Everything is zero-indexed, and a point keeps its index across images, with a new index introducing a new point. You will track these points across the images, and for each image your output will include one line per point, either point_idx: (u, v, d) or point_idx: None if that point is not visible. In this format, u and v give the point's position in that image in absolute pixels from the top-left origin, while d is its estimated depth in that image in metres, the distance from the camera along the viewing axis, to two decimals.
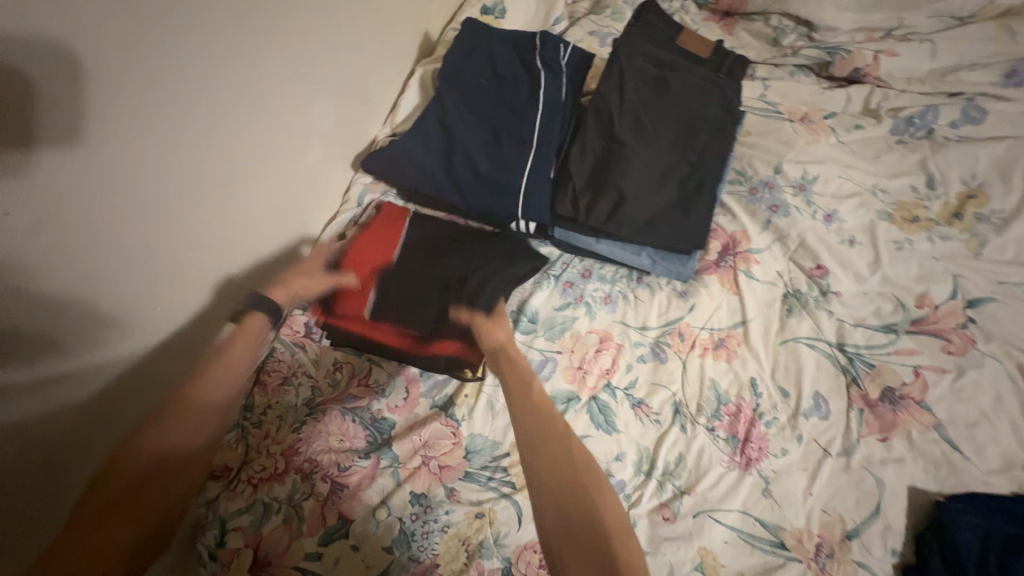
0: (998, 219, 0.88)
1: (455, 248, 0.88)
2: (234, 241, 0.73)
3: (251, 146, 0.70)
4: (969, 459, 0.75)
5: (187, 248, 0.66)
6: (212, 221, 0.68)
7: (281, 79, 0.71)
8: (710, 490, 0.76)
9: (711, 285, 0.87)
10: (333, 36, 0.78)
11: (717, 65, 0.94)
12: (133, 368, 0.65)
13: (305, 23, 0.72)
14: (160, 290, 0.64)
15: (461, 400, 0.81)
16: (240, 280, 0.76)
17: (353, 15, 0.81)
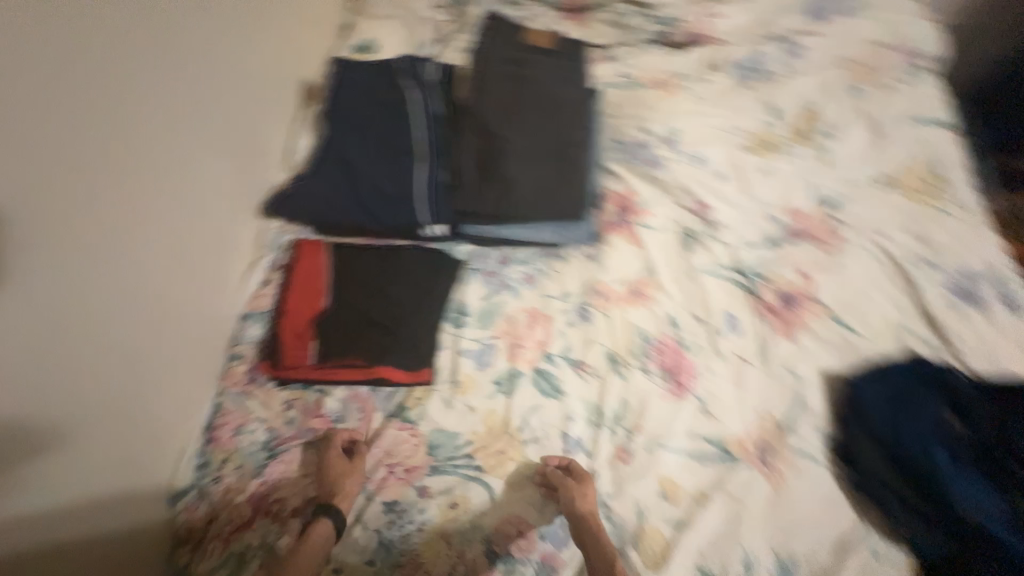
0: (834, 129, 1.03)
1: (379, 264, 0.91)
2: (145, 318, 0.71)
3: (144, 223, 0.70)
4: (859, 333, 0.86)
5: (98, 340, 0.64)
6: (120, 305, 0.67)
7: (168, 150, 0.73)
8: (656, 424, 0.82)
9: (615, 243, 0.96)
10: (211, 97, 0.82)
11: (569, 49, 1.04)
12: (63, 482, 0.60)
13: (181, 91, 0.75)
14: (78, 391, 0.62)
15: (414, 404, 0.84)
16: (162, 351, 0.75)
17: (224, 74, 0.85)
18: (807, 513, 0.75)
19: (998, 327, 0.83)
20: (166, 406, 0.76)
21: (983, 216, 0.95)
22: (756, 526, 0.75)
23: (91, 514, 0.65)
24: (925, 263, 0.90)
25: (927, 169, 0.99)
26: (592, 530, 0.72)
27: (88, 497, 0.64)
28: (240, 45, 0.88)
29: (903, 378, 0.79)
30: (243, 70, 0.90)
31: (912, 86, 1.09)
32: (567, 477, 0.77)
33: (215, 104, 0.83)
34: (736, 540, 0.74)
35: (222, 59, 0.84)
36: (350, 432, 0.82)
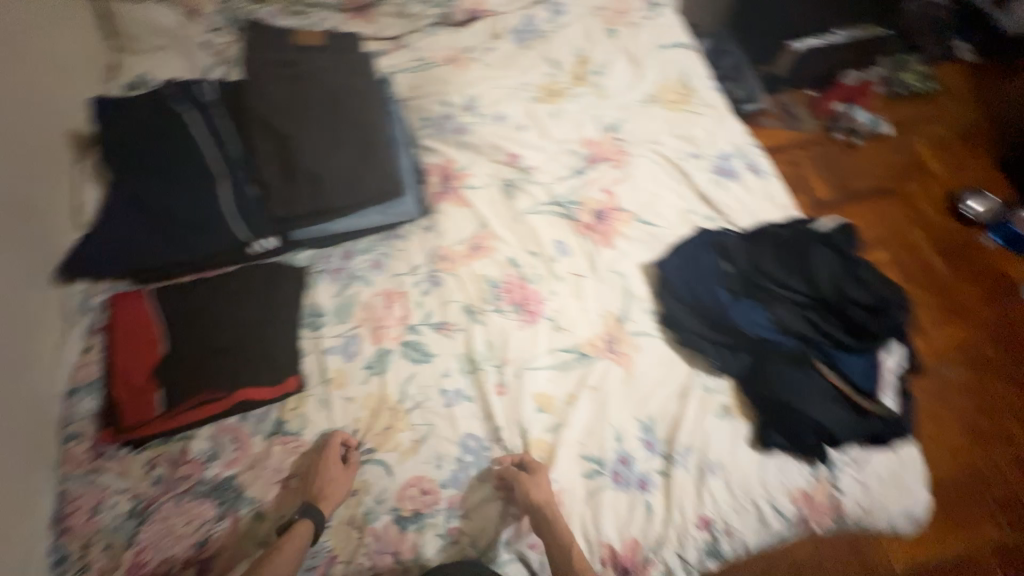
0: (603, 68, 1.22)
1: (213, 293, 0.89)
2: None
3: None
4: (658, 225, 1.04)
5: None
6: None
7: None
8: (519, 353, 0.91)
9: (448, 209, 1.04)
10: None
11: (341, 34, 1.03)
12: None
13: None
14: None
15: (291, 414, 0.84)
16: None
17: None
18: (654, 380, 0.89)
19: (749, 190, 1.07)
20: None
21: (726, 109, 1.18)
22: (619, 405, 0.87)
23: None
24: (693, 157, 1.10)
25: (680, 83, 1.21)
26: (550, 517, 0.75)
27: None
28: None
29: (693, 247, 0.95)
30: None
31: (656, 20, 1.31)
32: (522, 471, 0.79)
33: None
34: (607, 423, 0.85)
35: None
36: (347, 434, 0.83)
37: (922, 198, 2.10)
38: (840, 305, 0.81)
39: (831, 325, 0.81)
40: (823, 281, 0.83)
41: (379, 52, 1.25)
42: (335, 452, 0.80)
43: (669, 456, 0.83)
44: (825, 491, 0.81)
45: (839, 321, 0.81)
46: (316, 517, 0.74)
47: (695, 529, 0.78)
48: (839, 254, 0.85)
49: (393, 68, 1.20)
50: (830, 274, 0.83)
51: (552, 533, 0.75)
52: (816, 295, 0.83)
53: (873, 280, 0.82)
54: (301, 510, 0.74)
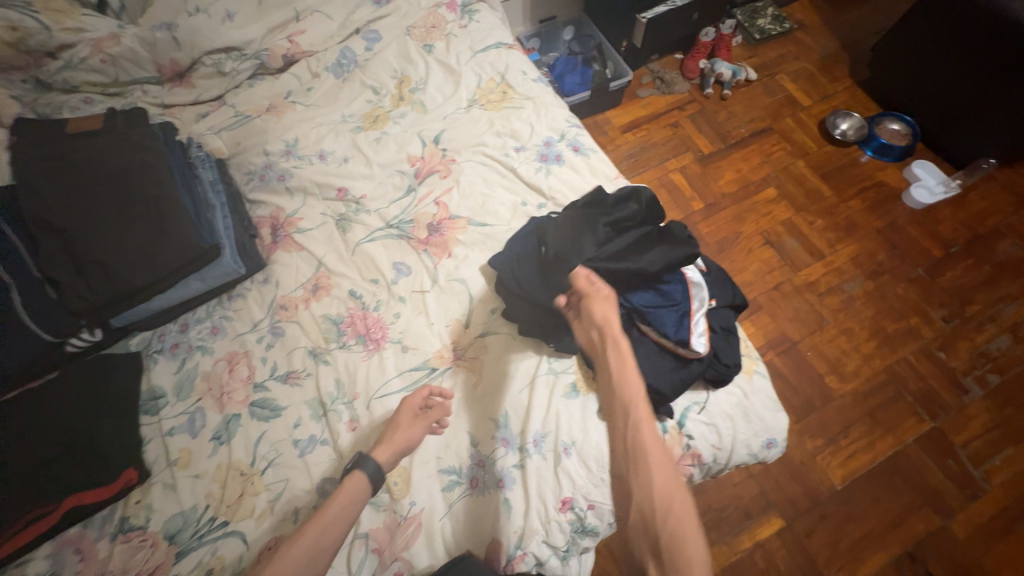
0: (422, 84, 1.23)
1: (26, 407, 0.84)
2: None
3: None
4: (494, 224, 1.05)
5: None
6: None
7: None
8: (367, 384, 0.91)
9: (281, 257, 1.03)
10: None
11: (123, 117, 1.01)
12: None
13: None
14: None
15: (135, 508, 0.82)
16: None
17: None
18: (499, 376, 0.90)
19: (575, 170, 1.10)
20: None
21: (545, 97, 1.21)
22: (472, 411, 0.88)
23: None
24: (518, 150, 1.13)
25: (498, 82, 1.24)
26: (621, 401, 0.78)
27: None
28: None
29: (517, 239, 0.98)
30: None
31: (471, 27, 1.34)
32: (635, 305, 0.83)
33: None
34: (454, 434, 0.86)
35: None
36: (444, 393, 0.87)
37: (796, 130, 2.14)
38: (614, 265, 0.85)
39: (596, 287, 0.84)
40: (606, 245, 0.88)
41: (202, 115, 1.24)
42: (410, 410, 0.84)
43: (522, 449, 0.84)
44: (678, 442, 0.84)
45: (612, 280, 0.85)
46: (373, 479, 0.77)
47: (556, 512, 0.80)
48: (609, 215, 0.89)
49: (214, 129, 1.19)
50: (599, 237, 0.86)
51: (614, 403, 0.79)
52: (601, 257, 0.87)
53: (643, 234, 0.87)
54: (359, 463, 0.78)
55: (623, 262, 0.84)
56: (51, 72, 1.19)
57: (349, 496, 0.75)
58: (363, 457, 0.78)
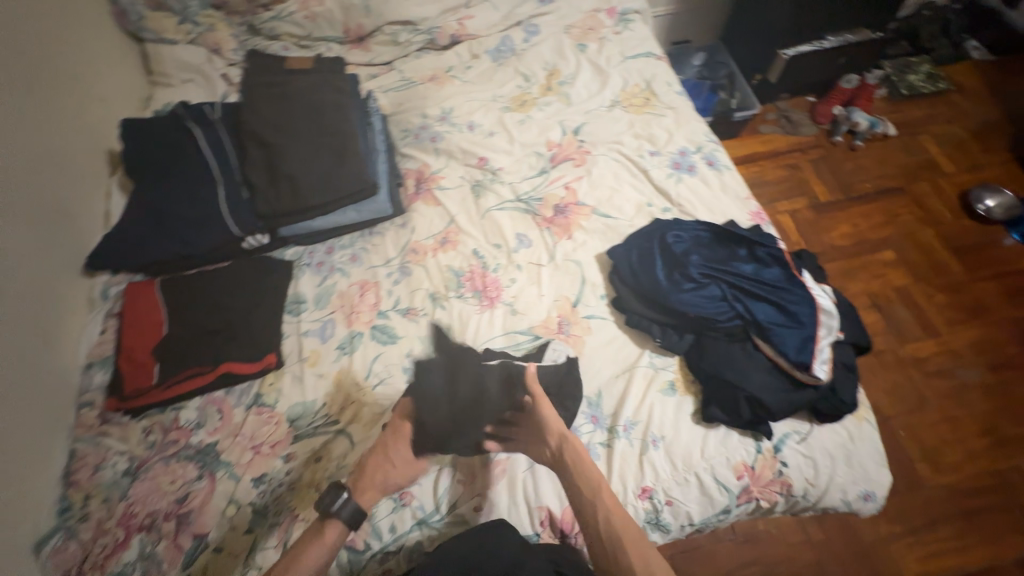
0: (572, 78, 1.31)
1: (206, 284, 1.01)
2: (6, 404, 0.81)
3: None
4: (617, 217, 1.09)
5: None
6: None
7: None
8: (475, 334, 0.98)
9: (420, 207, 1.14)
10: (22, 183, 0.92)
11: (324, 67, 1.20)
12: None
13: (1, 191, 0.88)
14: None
15: (268, 388, 0.94)
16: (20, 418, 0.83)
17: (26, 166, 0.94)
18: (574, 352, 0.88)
19: (706, 183, 1.12)
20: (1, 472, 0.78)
21: (687, 110, 1.24)
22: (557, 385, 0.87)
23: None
24: (653, 154, 1.16)
25: (643, 89, 1.28)
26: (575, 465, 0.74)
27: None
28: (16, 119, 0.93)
29: (640, 235, 1.00)
30: (26, 139, 0.95)
31: (625, 34, 1.40)
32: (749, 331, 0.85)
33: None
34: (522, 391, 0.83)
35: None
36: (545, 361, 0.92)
37: (932, 195, 1.98)
38: (717, 277, 0.89)
39: (725, 293, 0.88)
40: (695, 261, 0.92)
41: (372, 75, 1.40)
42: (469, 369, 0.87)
43: (611, 429, 0.86)
44: (770, 466, 0.82)
45: (714, 291, 0.88)
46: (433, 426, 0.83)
47: (634, 497, 0.81)
48: (704, 236, 0.96)
49: (382, 88, 1.34)
50: (699, 254, 0.93)
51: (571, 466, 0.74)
52: (691, 276, 0.90)
53: (768, 255, 0.91)
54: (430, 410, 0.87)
55: (749, 276, 0.88)
56: (263, 19, 1.39)
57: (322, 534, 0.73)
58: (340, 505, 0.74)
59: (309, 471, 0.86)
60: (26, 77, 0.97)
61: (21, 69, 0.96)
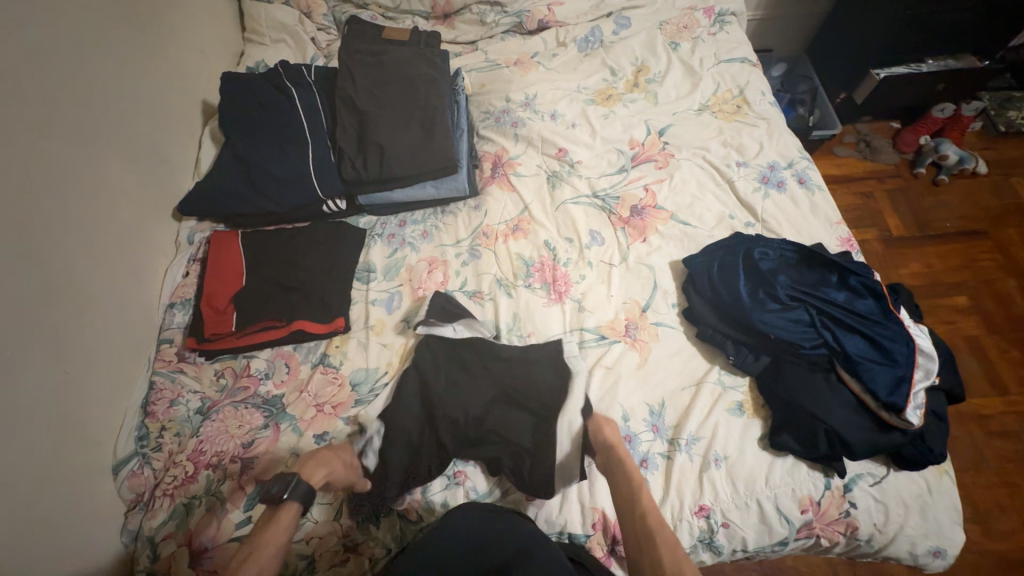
0: (661, 76, 1.27)
1: (286, 242, 1.04)
2: (102, 330, 0.87)
3: (80, 255, 0.85)
4: (696, 225, 1.06)
5: (74, 351, 0.81)
6: (74, 326, 0.82)
7: (95, 174, 0.89)
8: (541, 327, 0.96)
9: (495, 191, 1.13)
10: (123, 123, 0.96)
11: (417, 42, 1.20)
12: (65, 459, 0.76)
13: (109, 131, 0.93)
14: (77, 385, 0.80)
15: (334, 350, 0.96)
16: (111, 345, 0.88)
17: (130, 108, 0.98)
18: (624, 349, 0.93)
19: (794, 202, 1.06)
20: (89, 392, 0.83)
21: (781, 122, 1.18)
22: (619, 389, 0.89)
23: (71, 505, 0.76)
24: (740, 165, 1.12)
25: (735, 95, 1.23)
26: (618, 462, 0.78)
27: (70, 485, 0.76)
28: (126, 62, 0.98)
29: (721, 247, 0.97)
30: (133, 82, 1.00)
31: (720, 36, 1.34)
32: (835, 363, 0.82)
33: (104, 112, 0.92)
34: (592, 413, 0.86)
35: (104, 71, 0.93)
36: (607, 362, 0.92)
37: (1018, 244, 1.84)
38: (804, 301, 0.86)
39: (811, 318, 0.85)
40: (783, 282, 0.89)
41: (456, 54, 1.39)
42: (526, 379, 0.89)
43: (672, 441, 0.85)
44: (836, 504, 0.79)
45: (800, 316, 0.85)
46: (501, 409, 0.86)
47: (691, 515, 0.79)
48: (791, 258, 0.93)
49: (466, 68, 1.33)
50: (784, 276, 0.90)
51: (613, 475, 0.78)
52: (777, 297, 0.87)
53: (860, 285, 0.86)
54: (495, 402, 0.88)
55: (838, 305, 0.85)
56: None
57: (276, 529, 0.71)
58: (296, 483, 0.73)
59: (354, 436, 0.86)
60: (136, 23, 1.02)
61: (133, 15, 1.01)
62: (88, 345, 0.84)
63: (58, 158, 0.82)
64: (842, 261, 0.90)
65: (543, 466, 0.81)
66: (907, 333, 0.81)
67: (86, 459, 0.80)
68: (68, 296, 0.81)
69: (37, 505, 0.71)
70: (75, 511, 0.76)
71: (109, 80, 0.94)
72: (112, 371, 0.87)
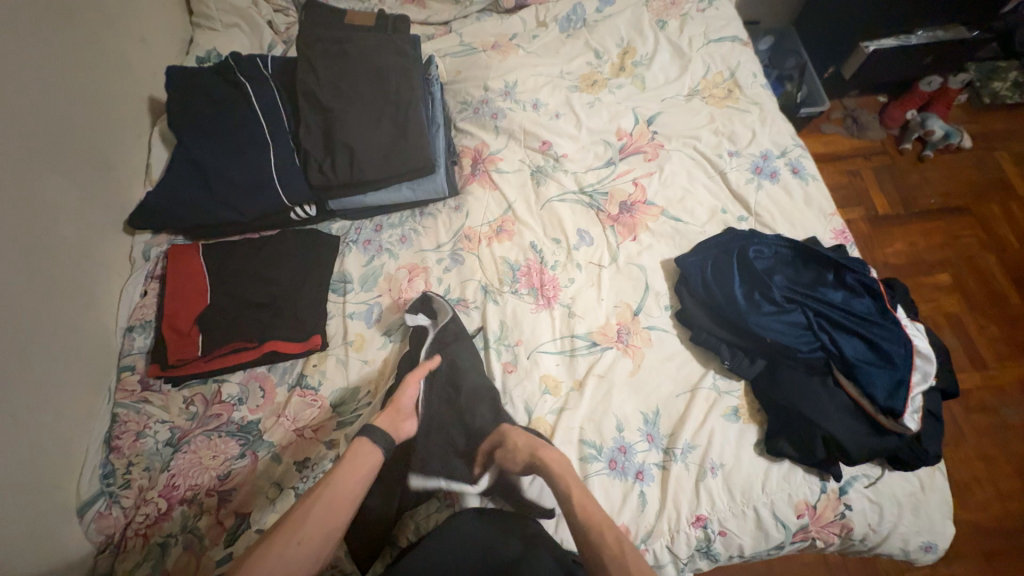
0: (648, 59, 1.20)
1: (252, 254, 0.97)
2: (54, 363, 0.80)
3: (20, 282, 0.76)
4: (689, 221, 1.01)
5: (25, 389, 0.74)
6: (22, 362, 0.75)
7: (29, 189, 0.80)
8: (530, 335, 0.91)
9: (476, 189, 1.06)
10: (60, 130, 0.86)
11: (383, 27, 1.11)
12: (21, 507, 0.71)
13: (43, 141, 0.83)
14: (29, 426, 0.74)
15: (311, 370, 0.90)
16: (65, 377, 0.81)
17: (65, 112, 0.88)
18: (615, 357, 0.89)
19: (788, 193, 1.02)
20: (44, 433, 0.76)
21: (774, 107, 1.12)
22: (612, 399, 0.86)
23: (31, 556, 0.70)
24: (732, 154, 1.07)
25: (726, 78, 1.16)
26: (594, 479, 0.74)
27: (30, 533, 0.71)
28: (52, 57, 0.86)
29: (714, 246, 0.94)
30: (67, 81, 0.89)
31: (710, 11, 1.25)
32: (833, 366, 0.80)
33: (34, 118, 0.82)
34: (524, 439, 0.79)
35: (29, 71, 0.82)
36: (599, 371, 0.88)
37: (999, 220, 1.84)
38: (800, 302, 0.85)
39: (808, 320, 0.83)
40: (779, 283, 0.87)
41: (428, 36, 1.28)
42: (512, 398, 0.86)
43: (667, 451, 0.82)
44: (832, 507, 0.78)
45: (797, 318, 0.83)
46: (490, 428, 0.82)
47: (688, 525, 0.78)
48: (786, 256, 0.90)
49: (440, 52, 1.23)
50: (780, 276, 0.88)
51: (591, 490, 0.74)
52: (773, 298, 0.85)
53: (858, 283, 0.85)
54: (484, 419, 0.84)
55: (836, 306, 0.83)
56: None
57: (358, 462, 0.70)
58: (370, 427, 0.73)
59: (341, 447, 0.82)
60: (63, 12, 0.90)
61: (56, 1, 0.88)
62: (40, 380, 0.77)
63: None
64: (840, 259, 0.88)
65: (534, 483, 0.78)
66: (905, 334, 0.80)
67: (46, 505, 0.74)
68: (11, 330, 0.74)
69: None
70: (34, 563, 0.70)
71: (33, 79, 0.83)
72: (69, 405, 0.81)
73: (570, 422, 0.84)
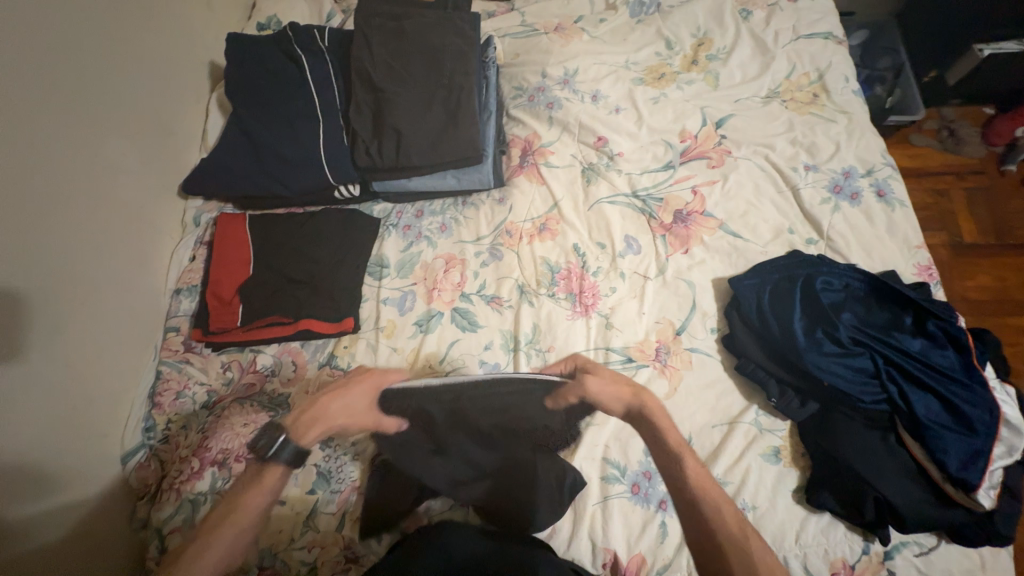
0: (724, 54, 1.09)
1: (296, 230, 0.98)
2: (108, 321, 0.84)
3: (82, 241, 0.80)
4: (749, 239, 0.93)
5: (81, 344, 0.79)
6: (79, 317, 0.79)
7: (96, 152, 0.83)
8: (562, 343, 0.87)
9: (522, 183, 1.01)
10: (126, 93, 0.89)
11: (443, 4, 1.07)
12: (70, 453, 0.76)
13: (111, 105, 0.86)
14: (83, 377, 0.79)
15: (342, 352, 0.91)
16: (117, 334, 0.86)
17: (133, 76, 0.90)
18: (651, 377, 0.84)
19: (869, 217, 0.91)
20: (94, 384, 0.81)
21: (865, 118, 1.00)
22: None
23: (74, 497, 0.75)
24: (809, 168, 0.96)
25: (812, 81, 1.04)
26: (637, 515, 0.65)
27: (77, 477, 0.76)
28: (123, 19, 0.88)
29: (776, 271, 0.86)
30: (138, 45, 0.91)
31: (803, 3, 1.12)
32: (899, 423, 0.73)
33: (104, 80, 0.85)
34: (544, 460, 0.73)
35: (104, 35, 0.85)
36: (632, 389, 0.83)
37: None
38: (869, 347, 0.77)
39: (878, 368, 0.75)
40: (847, 321, 0.79)
41: (489, 13, 1.22)
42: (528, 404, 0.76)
43: None
44: (873, 570, 0.71)
45: (864, 364, 0.76)
46: None
47: None
48: (858, 292, 0.82)
49: (500, 32, 1.17)
50: (847, 314, 0.80)
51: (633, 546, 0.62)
52: (838, 338, 0.78)
53: (941, 334, 0.76)
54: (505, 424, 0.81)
55: (911, 356, 0.75)
56: None
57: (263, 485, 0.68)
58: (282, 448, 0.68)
59: (365, 443, 0.82)
60: None
61: None
62: (95, 336, 0.82)
63: (39, 129, 0.74)
64: (925, 302, 0.78)
65: (549, 497, 0.75)
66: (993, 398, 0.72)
67: (91, 452, 0.79)
68: (73, 287, 0.78)
69: (38, 503, 0.70)
70: (75, 505, 0.76)
71: (105, 42, 0.85)
72: (119, 362, 0.86)
73: (596, 438, 0.81)
